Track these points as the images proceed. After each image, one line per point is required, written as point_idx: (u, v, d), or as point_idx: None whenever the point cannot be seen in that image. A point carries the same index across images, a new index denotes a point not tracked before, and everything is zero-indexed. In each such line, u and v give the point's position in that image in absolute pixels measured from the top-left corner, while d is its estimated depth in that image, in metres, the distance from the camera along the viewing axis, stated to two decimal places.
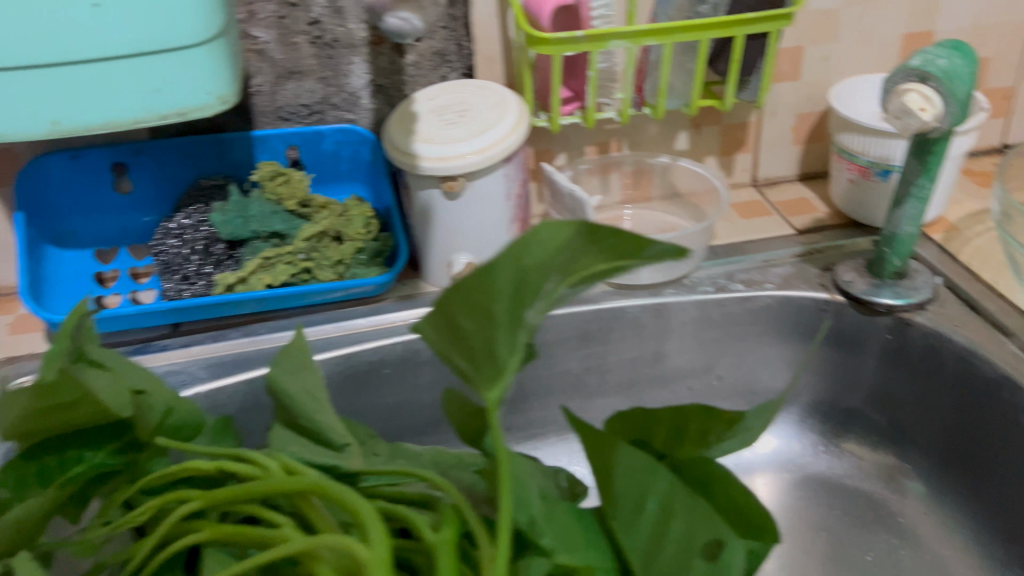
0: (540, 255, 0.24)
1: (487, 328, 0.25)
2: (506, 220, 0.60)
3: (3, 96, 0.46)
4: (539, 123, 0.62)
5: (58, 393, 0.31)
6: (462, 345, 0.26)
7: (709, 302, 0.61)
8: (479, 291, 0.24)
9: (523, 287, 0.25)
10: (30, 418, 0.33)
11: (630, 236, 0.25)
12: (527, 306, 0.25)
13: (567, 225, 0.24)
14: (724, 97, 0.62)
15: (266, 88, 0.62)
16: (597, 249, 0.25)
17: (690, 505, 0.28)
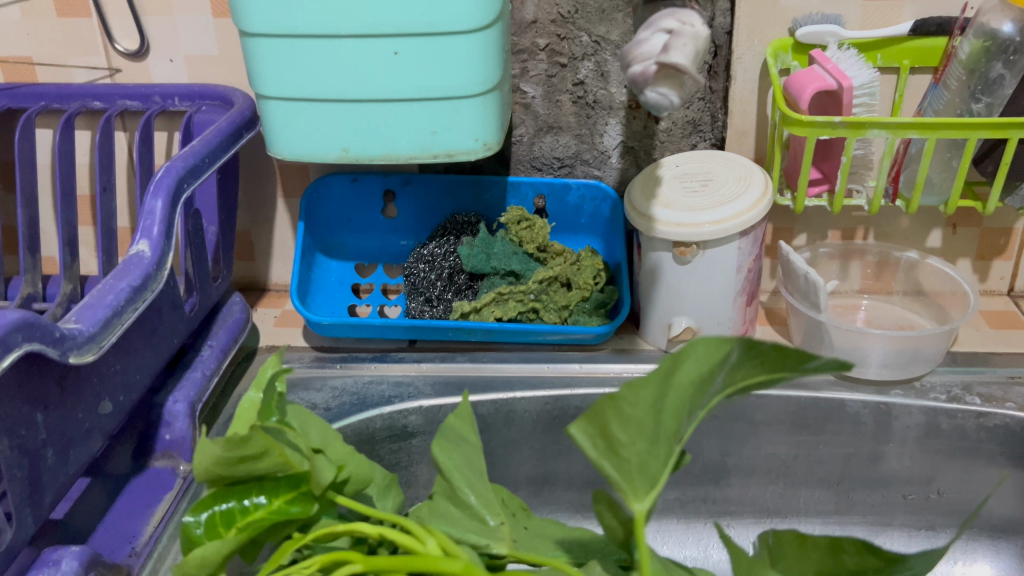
0: (696, 362, 0.30)
1: (644, 439, 0.31)
2: (733, 293, 0.61)
3: (315, 123, 0.55)
4: (783, 201, 0.62)
5: (248, 445, 0.35)
6: (618, 458, 0.32)
7: (938, 410, 0.58)
8: (637, 404, 0.31)
9: (676, 403, 0.31)
10: (227, 467, 0.37)
11: (787, 352, 0.30)
12: (677, 417, 0.32)
13: (721, 341, 0.30)
14: (986, 200, 0.59)
15: (526, 138, 0.67)
16: (747, 367, 0.31)
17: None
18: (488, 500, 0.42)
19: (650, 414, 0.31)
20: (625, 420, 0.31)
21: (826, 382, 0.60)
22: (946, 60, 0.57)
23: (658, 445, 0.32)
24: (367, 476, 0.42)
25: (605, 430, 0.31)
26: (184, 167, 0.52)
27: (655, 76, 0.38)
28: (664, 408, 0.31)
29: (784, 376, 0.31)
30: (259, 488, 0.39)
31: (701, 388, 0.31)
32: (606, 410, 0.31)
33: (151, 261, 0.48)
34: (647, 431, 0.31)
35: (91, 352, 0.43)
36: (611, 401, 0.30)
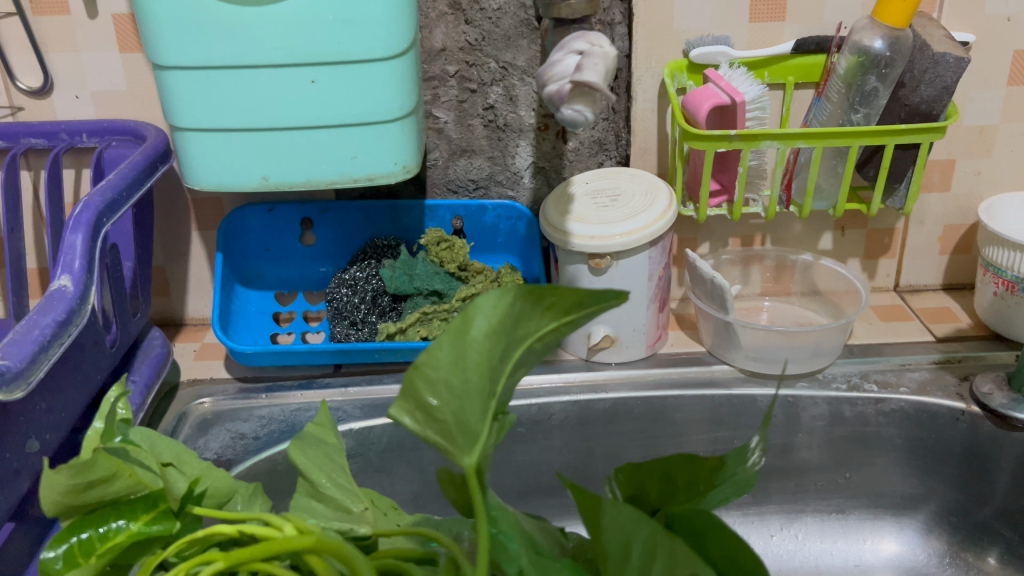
0: (487, 318, 0.29)
1: (455, 400, 0.30)
2: (646, 299, 0.64)
3: (232, 153, 0.56)
4: (686, 213, 0.65)
5: (96, 470, 0.33)
6: (437, 423, 0.31)
7: (841, 399, 0.62)
8: (436, 366, 0.29)
9: (481, 361, 0.30)
10: (75, 496, 0.34)
11: (568, 296, 0.29)
12: (490, 375, 0.30)
13: (506, 292, 0.28)
14: (870, 203, 0.64)
15: (441, 162, 0.68)
16: (536, 317, 0.29)
17: (668, 548, 0.30)
18: (350, 493, 0.41)
19: (457, 375, 0.30)
20: (435, 387, 0.30)
21: (737, 379, 0.64)
22: (826, 75, 0.62)
23: (472, 404, 0.30)
24: (228, 492, 0.40)
25: (416, 402, 0.30)
26: (103, 201, 0.52)
27: (569, 94, 0.41)
28: (470, 366, 0.29)
29: (583, 312, 0.29)
30: (115, 513, 0.35)
31: (501, 344, 0.29)
32: (414, 382, 0.30)
33: (74, 295, 0.48)
34: (459, 391, 0.30)
35: (18, 389, 0.42)
36: (417, 373, 0.29)
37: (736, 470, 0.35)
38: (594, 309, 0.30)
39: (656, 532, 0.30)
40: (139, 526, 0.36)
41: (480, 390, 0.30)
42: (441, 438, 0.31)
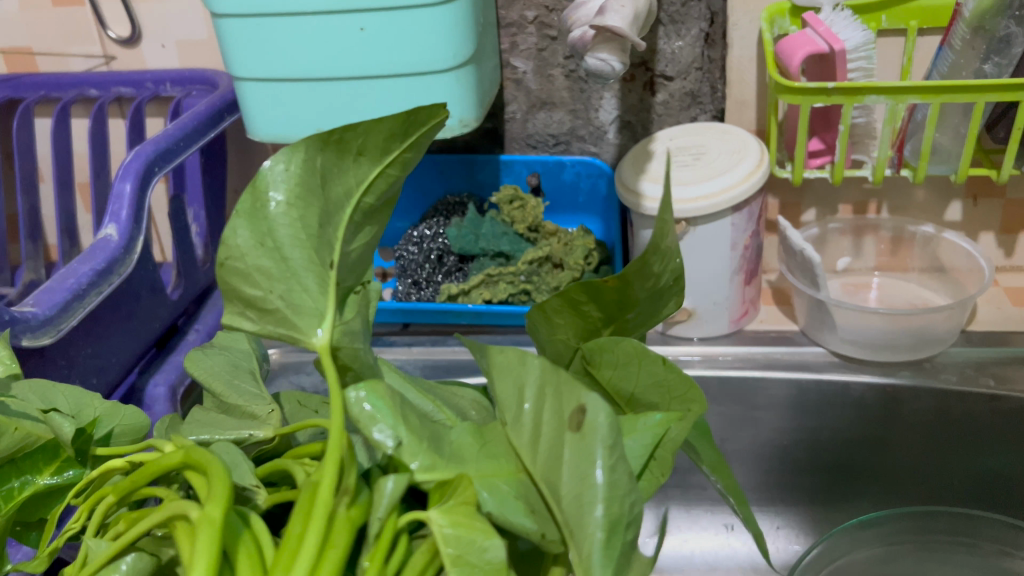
0: (289, 186, 0.23)
1: (278, 285, 0.24)
2: (730, 271, 0.58)
3: (286, 104, 0.54)
4: (781, 174, 0.58)
5: None
6: (269, 318, 0.25)
7: (949, 394, 0.54)
8: (239, 257, 0.24)
9: (297, 236, 0.24)
10: None
11: (377, 127, 0.23)
12: (314, 246, 0.24)
13: (296, 146, 0.23)
14: (1000, 169, 0.55)
15: (520, 115, 0.65)
16: (348, 164, 0.24)
17: (555, 384, 0.20)
18: (257, 398, 0.30)
19: (269, 257, 0.24)
20: (251, 279, 0.24)
21: (829, 364, 0.57)
22: (952, 19, 0.53)
23: (307, 282, 0.24)
24: (141, 428, 0.31)
25: (241, 300, 0.25)
26: (155, 151, 0.52)
27: (593, 41, 0.36)
28: (286, 243, 0.24)
29: (409, 137, 0.24)
30: (16, 471, 0.28)
31: (314, 209, 0.24)
32: (227, 279, 0.25)
33: (117, 245, 0.48)
34: (280, 275, 0.24)
35: (46, 336, 0.43)
36: (228, 267, 0.24)
37: (653, 277, 0.24)
38: (425, 127, 0.24)
39: (542, 367, 0.21)
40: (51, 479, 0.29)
41: (309, 265, 0.24)
42: (284, 333, 0.25)
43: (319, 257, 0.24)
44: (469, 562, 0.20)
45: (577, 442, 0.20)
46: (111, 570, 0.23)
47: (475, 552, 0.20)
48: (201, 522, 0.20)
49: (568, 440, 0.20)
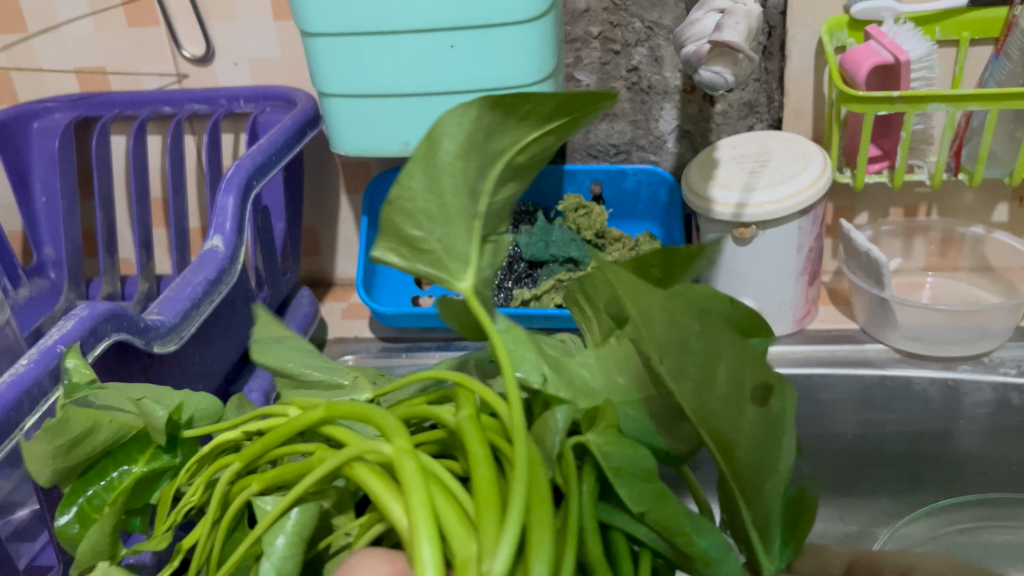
0: (453, 142, 0.27)
1: (437, 231, 0.29)
2: (795, 272, 0.60)
3: (373, 118, 0.57)
4: (841, 179, 0.61)
5: (72, 425, 0.32)
6: (422, 254, 0.29)
7: (1009, 385, 0.57)
8: (412, 206, 0.28)
9: (458, 182, 0.28)
10: (64, 459, 0.33)
11: (528, 99, 0.27)
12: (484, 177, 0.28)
13: (467, 108, 0.26)
14: None
15: (582, 126, 0.68)
16: (516, 121, 0.27)
17: (738, 357, 0.24)
18: (333, 372, 0.38)
19: (435, 202, 0.28)
20: (413, 222, 0.28)
21: (892, 360, 0.60)
22: (1007, 29, 0.56)
23: (455, 228, 0.29)
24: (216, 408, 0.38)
25: (400, 239, 0.29)
26: (253, 165, 0.54)
27: (708, 55, 0.39)
28: (447, 191, 0.28)
29: (574, 114, 0.28)
30: (114, 462, 0.35)
31: (474, 160, 0.28)
32: (392, 218, 0.28)
33: (225, 256, 0.50)
34: (439, 218, 0.28)
35: (172, 342, 0.45)
36: (394, 207, 0.28)
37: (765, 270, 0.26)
38: (586, 109, 0.28)
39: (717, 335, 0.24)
40: (144, 465, 0.35)
41: (462, 210, 0.28)
42: (432, 269, 0.30)
43: (473, 196, 0.28)
44: (631, 470, 0.27)
45: (759, 414, 0.25)
46: (281, 526, 0.30)
47: (634, 464, 0.27)
48: (400, 454, 0.27)
49: (751, 410, 0.25)
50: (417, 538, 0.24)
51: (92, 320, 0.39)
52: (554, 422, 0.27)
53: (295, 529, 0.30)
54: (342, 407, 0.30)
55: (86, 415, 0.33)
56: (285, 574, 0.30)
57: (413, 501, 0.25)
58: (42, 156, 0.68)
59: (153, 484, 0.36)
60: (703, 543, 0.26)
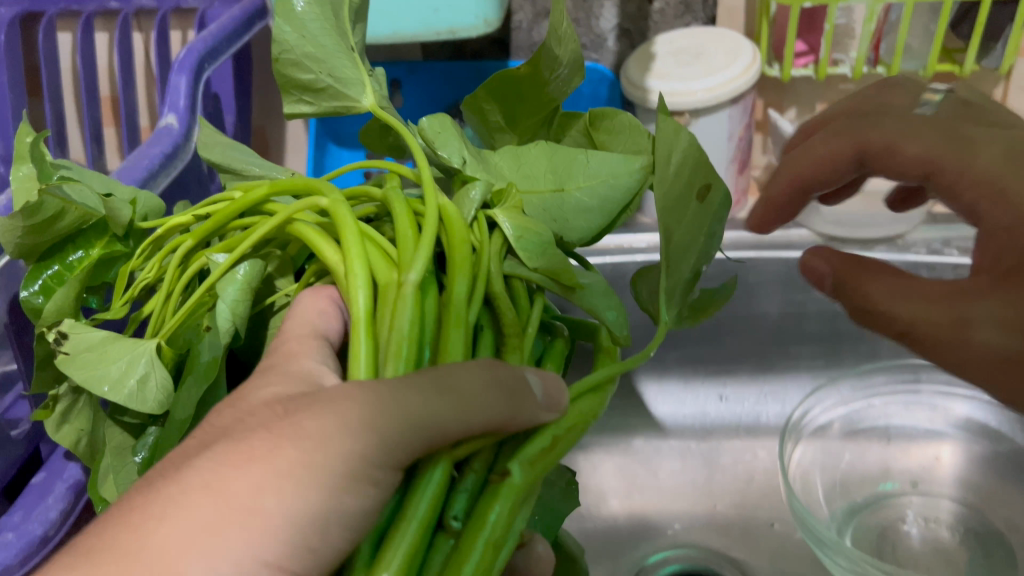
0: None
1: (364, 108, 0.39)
2: (725, 160, 0.64)
3: None
4: (770, 72, 0.64)
5: (43, 209, 0.35)
6: (320, 92, 0.38)
7: (919, 263, 0.62)
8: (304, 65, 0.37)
9: (322, 23, 0.36)
10: (34, 234, 0.37)
11: None
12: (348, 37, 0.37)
13: None
14: (964, 64, 0.62)
15: (525, 25, 0.69)
16: None
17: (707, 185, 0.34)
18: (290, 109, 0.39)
19: (313, 45, 0.36)
20: (302, 66, 0.37)
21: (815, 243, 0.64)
22: None
23: (341, 60, 0.37)
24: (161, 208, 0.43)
25: (298, 87, 0.38)
26: (204, 48, 0.55)
27: None
28: (320, 35, 0.36)
29: None
30: (72, 246, 0.39)
31: (326, 7, 0.36)
32: (285, 69, 0.37)
33: (179, 132, 0.52)
34: (324, 55, 0.37)
35: None
36: (283, 60, 0.36)
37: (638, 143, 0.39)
38: None
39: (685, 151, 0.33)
40: (101, 250, 0.39)
41: (339, 48, 0.37)
42: (337, 103, 0.38)
43: (344, 42, 0.37)
44: (533, 235, 0.34)
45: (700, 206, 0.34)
46: (233, 277, 0.35)
47: (531, 235, 0.34)
48: (338, 208, 0.34)
49: (694, 206, 0.34)
50: (354, 276, 0.31)
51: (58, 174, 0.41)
52: (472, 195, 0.35)
53: (245, 281, 0.35)
54: (283, 183, 0.36)
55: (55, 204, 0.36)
56: (236, 316, 0.35)
57: (351, 262, 0.32)
58: None
59: (108, 265, 0.40)
60: (599, 310, 0.34)
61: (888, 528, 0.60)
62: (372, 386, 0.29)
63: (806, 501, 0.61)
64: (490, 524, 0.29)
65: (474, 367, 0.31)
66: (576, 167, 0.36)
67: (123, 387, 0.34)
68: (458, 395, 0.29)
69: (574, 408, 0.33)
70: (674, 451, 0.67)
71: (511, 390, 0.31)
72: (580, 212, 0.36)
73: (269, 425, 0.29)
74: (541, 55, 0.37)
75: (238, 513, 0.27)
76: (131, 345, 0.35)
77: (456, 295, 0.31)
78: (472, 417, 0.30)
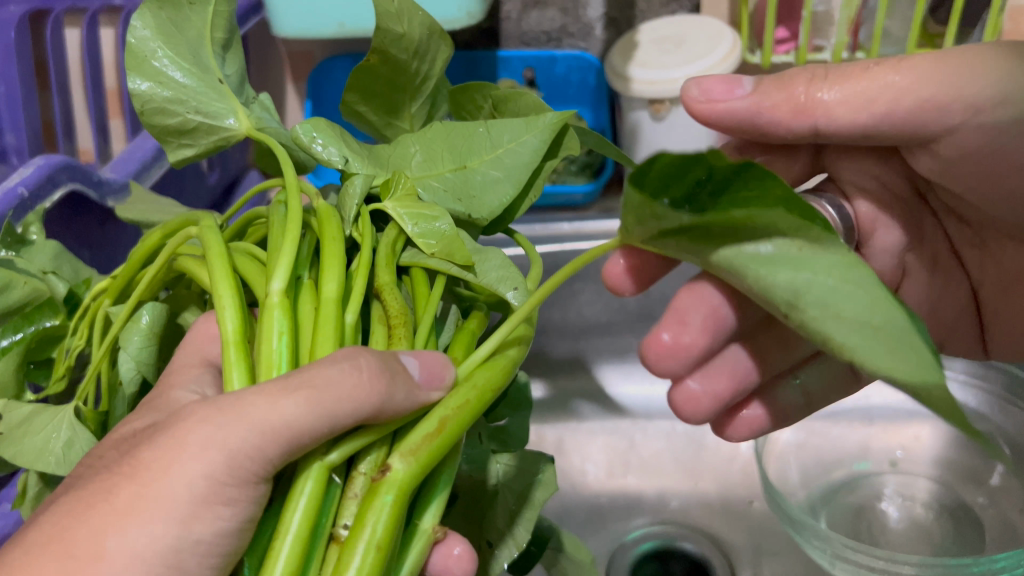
0: (164, 37, 0.34)
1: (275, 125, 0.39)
2: (708, 147, 0.66)
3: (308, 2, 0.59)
4: (751, 59, 0.65)
5: None
6: (176, 128, 0.35)
7: None
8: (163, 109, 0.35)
9: (182, 66, 0.35)
10: None
11: None
12: (205, 69, 0.35)
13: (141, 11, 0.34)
14: (943, 50, 0.63)
15: (514, 15, 0.71)
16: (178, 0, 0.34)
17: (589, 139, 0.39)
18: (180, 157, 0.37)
19: (174, 86, 0.35)
20: (168, 111, 0.35)
21: None
22: None
23: (209, 95, 0.35)
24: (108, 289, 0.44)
25: (172, 133, 0.36)
26: None
27: None
28: (184, 77, 0.35)
29: None
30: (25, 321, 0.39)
31: (177, 41, 0.35)
32: (149, 118, 0.35)
33: None
34: (188, 94, 0.35)
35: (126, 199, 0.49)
36: (149, 109, 0.35)
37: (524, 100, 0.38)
38: None
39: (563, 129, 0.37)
40: (55, 322, 0.39)
41: (204, 80, 0.35)
42: (215, 142, 0.36)
43: (208, 77, 0.35)
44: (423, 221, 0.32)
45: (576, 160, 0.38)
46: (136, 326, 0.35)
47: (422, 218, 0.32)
48: (208, 233, 0.32)
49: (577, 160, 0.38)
50: (220, 295, 0.30)
51: (49, 169, 0.43)
52: (353, 190, 0.33)
53: (149, 328, 0.35)
54: (170, 225, 0.35)
55: (2, 273, 0.38)
56: (140, 365, 0.35)
57: (219, 285, 0.30)
58: None
59: (52, 342, 0.39)
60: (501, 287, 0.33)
61: (865, 507, 0.62)
62: (220, 402, 0.27)
63: (782, 486, 0.62)
64: (370, 528, 0.26)
65: (336, 367, 0.27)
66: (477, 142, 0.34)
67: (48, 455, 0.34)
68: (311, 391, 0.26)
69: (470, 381, 0.29)
70: (660, 433, 0.69)
71: (384, 371, 0.27)
72: (489, 187, 0.34)
73: (118, 469, 0.27)
74: (382, 37, 0.34)
75: (84, 561, 0.26)
76: (51, 413, 0.35)
77: (327, 295, 0.30)
78: (339, 410, 0.26)
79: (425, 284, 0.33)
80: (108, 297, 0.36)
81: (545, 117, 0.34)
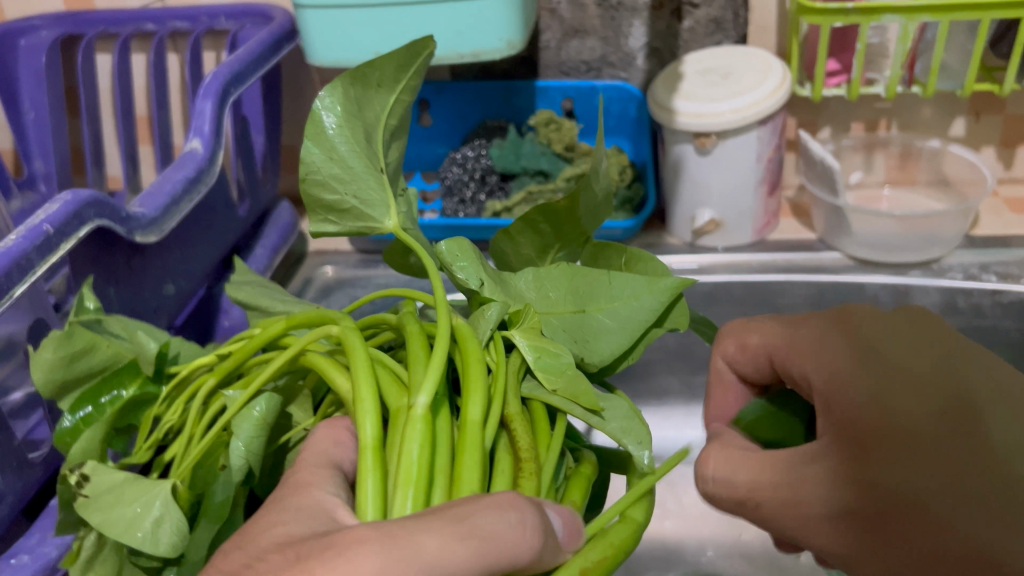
0: (356, 122, 0.32)
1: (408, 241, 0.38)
2: (755, 182, 0.63)
3: (341, 29, 0.57)
4: (801, 93, 0.63)
5: (77, 341, 0.33)
6: (334, 205, 0.34)
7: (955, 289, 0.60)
8: (318, 185, 0.33)
9: (352, 148, 0.33)
10: (68, 372, 0.33)
11: (384, 61, 0.32)
12: (376, 159, 0.33)
13: (335, 87, 0.32)
14: (1003, 84, 0.60)
15: (553, 44, 0.69)
16: (372, 84, 0.32)
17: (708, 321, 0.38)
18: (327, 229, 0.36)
19: (337, 166, 0.33)
20: (329, 187, 0.33)
21: (847, 267, 0.63)
22: None
23: (366, 181, 0.33)
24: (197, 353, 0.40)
25: (323, 207, 0.34)
26: (229, 73, 0.55)
27: None
28: (350, 161, 0.33)
29: (411, 67, 0.33)
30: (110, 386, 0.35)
31: (359, 128, 0.33)
32: (309, 190, 0.33)
33: (204, 156, 0.53)
34: (347, 179, 0.33)
35: (153, 234, 0.47)
36: (309, 181, 0.33)
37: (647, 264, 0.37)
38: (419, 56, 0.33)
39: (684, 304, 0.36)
40: (136, 391, 0.36)
41: (366, 167, 0.33)
42: (360, 225, 0.34)
43: (373, 164, 0.33)
44: (545, 358, 0.32)
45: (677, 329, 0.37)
46: (248, 414, 0.31)
47: (547, 356, 0.32)
48: (350, 334, 0.31)
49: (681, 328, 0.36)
50: (362, 404, 0.28)
51: (76, 206, 0.41)
52: (488, 314, 0.32)
53: (261, 418, 0.32)
54: (299, 317, 0.34)
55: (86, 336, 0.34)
56: (249, 454, 0.31)
57: (362, 390, 0.29)
58: (29, 72, 0.69)
59: (138, 408, 0.36)
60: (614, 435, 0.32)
61: None
62: (386, 529, 0.24)
63: None
64: None
65: (493, 502, 0.25)
66: (599, 287, 0.34)
67: (136, 530, 0.29)
68: (480, 542, 0.23)
69: (606, 538, 0.29)
70: None
71: (541, 526, 0.25)
72: (603, 333, 0.34)
73: (281, 573, 0.24)
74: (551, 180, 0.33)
75: None
76: (146, 485, 0.30)
77: (471, 419, 0.28)
78: (495, 566, 0.24)
79: (545, 422, 0.32)
80: (216, 378, 0.33)
81: (666, 279, 0.34)
